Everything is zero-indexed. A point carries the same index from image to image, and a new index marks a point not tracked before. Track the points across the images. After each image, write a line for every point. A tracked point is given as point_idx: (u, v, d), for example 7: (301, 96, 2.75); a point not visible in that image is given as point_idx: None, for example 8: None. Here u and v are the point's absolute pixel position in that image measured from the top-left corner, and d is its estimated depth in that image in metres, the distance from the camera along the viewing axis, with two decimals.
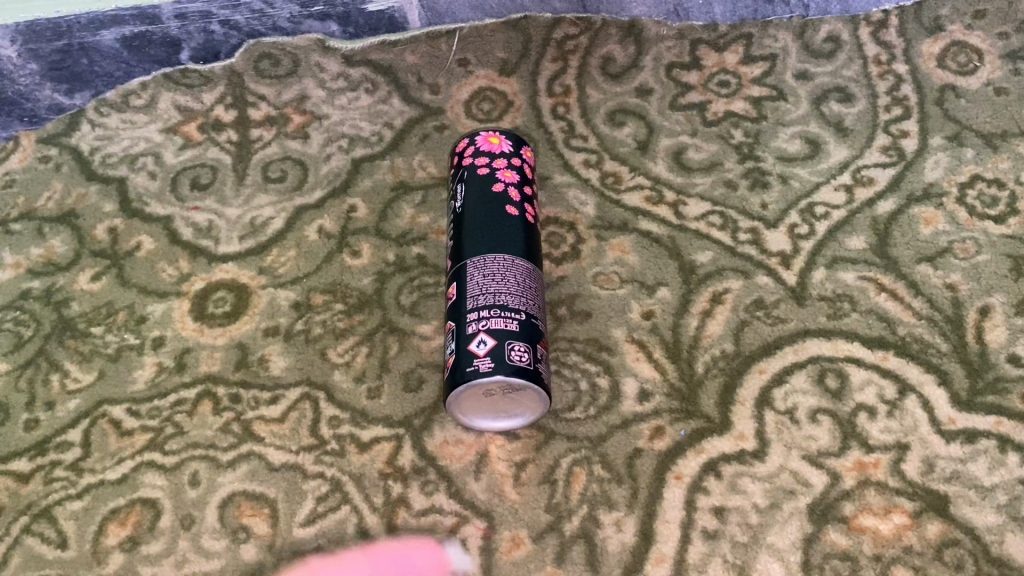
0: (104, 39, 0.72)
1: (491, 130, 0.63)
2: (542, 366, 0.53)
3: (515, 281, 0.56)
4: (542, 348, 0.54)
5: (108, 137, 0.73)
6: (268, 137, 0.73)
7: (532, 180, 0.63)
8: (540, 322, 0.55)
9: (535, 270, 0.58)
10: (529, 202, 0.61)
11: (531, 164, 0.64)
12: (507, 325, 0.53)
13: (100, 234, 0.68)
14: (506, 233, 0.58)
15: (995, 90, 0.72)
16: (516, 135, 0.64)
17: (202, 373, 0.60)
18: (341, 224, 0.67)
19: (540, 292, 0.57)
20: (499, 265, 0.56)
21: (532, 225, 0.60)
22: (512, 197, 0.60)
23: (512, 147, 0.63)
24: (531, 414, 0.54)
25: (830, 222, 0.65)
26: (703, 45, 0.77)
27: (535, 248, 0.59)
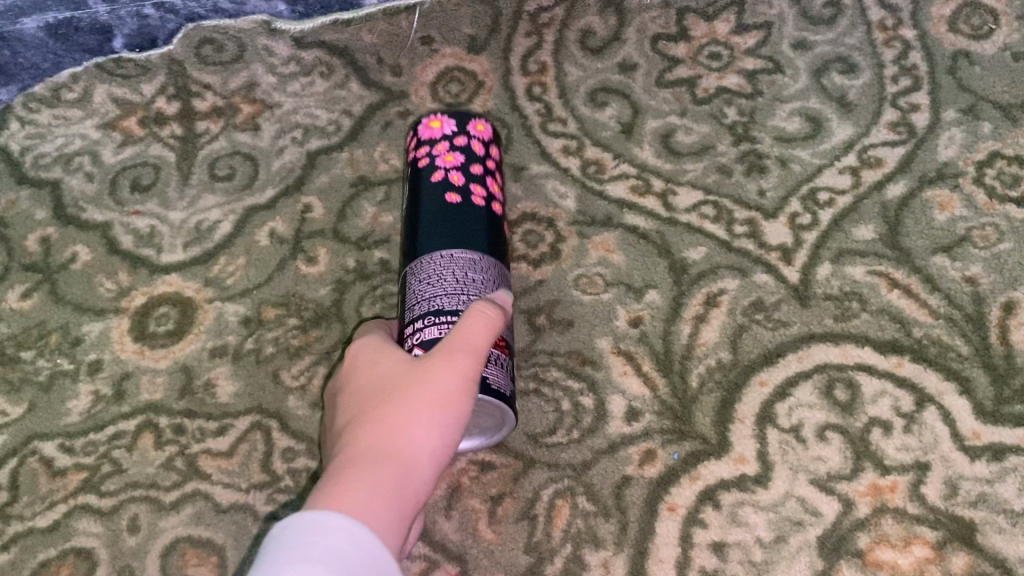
0: (25, 28, 0.65)
1: (435, 114, 0.57)
2: (489, 369, 0.45)
3: (453, 278, 0.48)
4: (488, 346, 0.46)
5: (39, 135, 0.66)
6: (215, 130, 0.66)
7: (485, 158, 0.55)
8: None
9: (481, 258, 0.50)
10: (477, 183, 0.54)
11: (487, 139, 0.56)
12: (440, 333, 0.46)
13: (32, 244, 0.61)
14: (444, 226, 0.51)
15: (1012, 55, 0.65)
16: (468, 110, 0.57)
17: (142, 402, 0.54)
18: (295, 227, 0.61)
19: (493, 281, 0.50)
20: (434, 265, 0.49)
21: (479, 209, 0.52)
22: (454, 183, 0.53)
23: (456, 127, 0.56)
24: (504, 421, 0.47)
25: (835, 210, 0.59)
26: (691, 14, 0.70)
27: (485, 234, 0.51)
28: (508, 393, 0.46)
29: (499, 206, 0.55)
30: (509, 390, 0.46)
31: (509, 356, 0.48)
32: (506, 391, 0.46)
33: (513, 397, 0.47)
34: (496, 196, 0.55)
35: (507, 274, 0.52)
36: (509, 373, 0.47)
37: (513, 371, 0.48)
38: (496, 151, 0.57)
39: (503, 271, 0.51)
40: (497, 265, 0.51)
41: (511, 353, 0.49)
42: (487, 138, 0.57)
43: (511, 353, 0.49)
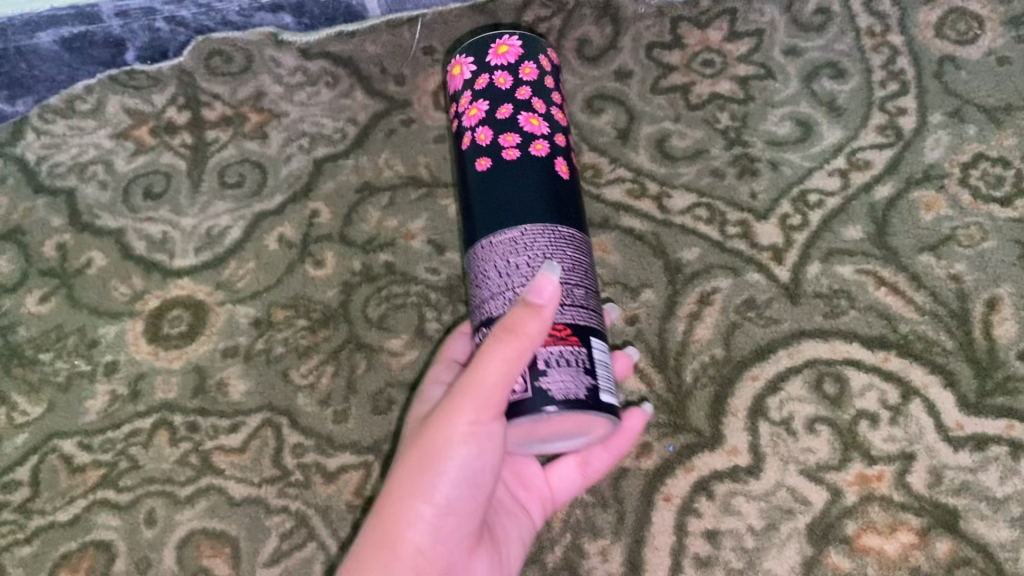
0: (41, 42, 0.68)
1: (456, 57, 0.55)
2: (549, 378, 0.42)
3: (499, 271, 0.46)
4: (547, 349, 0.43)
5: (55, 145, 0.69)
6: (224, 138, 0.68)
7: (513, 91, 0.52)
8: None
9: (521, 229, 0.46)
10: (506, 129, 0.50)
11: (513, 62, 0.53)
12: None
13: (49, 250, 0.64)
14: (478, 195, 0.49)
15: (998, 59, 0.67)
16: (486, 37, 0.54)
17: (158, 401, 0.57)
18: (303, 231, 0.63)
19: (543, 256, 0.46)
20: (480, 258, 0.47)
21: (509, 159, 0.49)
22: (482, 142, 0.50)
23: (475, 67, 0.53)
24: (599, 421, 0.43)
25: (824, 211, 0.61)
26: (684, 22, 0.72)
27: (522, 186, 0.48)
28: (586, 394, 0.42)
29: (545, 141, 0.50)
30: (586, 390, 0.43)
31: (584, 346, 0.44)
32: (583, 394, 0.42)
33: (595, 392, 0.43)
34: (534, 129, 0.51)
35: (566, 229, 0.47)
36: (584, 367, 0.43)
37: (592, 360, 0.44)
38: (535, 70, 0.53)
39: (557, 229, 0.47)
40: (542, 225, 0.46)
41: (589, 336, 0.45)
42: (511, 66, 0.53)
43: (589, 336, 0.45)
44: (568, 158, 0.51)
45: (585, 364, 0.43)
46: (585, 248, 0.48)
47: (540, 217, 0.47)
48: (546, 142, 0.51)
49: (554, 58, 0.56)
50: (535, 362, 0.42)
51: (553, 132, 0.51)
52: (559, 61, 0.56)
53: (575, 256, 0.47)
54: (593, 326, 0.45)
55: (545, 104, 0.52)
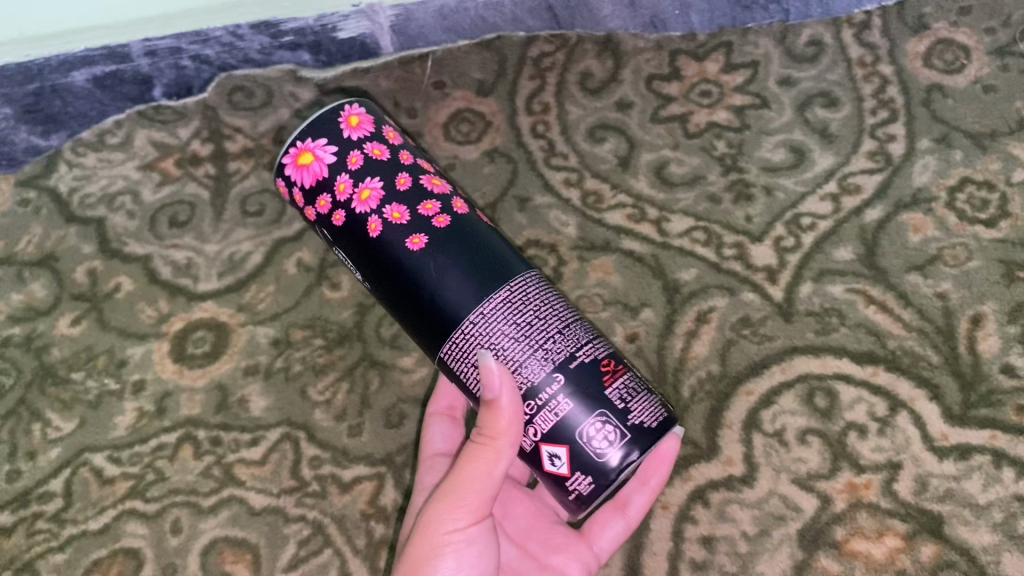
0: (76, 81, 0.72)
1: (300, 143, 0.51)
2: (635, 412, 0.46)
3: (508, 337, 0.46)
4: (616, 388, 0.46)
5: (85, 177, 0.73)
6: (245, 169, 0.72)
7: (395, 160, 0.51)
8: (586, 353, 0.47)
9: (508, 288, 0.47)
10: (421, 198, 0.50)
11: (374, 132, 0.51)
12: (560, 413, 0.46)
13: (80, 276, 0.67)
14: (428, 278, 0.47)
15: (983, 88, 0.70)
16: (329, 115, 0.51)
17: (182, 417, 0.60)
18: (320, 256, 0.66)
19: (544, 303, 0.48)
20: (471, 336, 0.46)
21: (444, 226, 0.49)
22: (401, 221, 0.49)
23: (335, 148, 0.50)
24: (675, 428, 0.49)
25: (816, 234, 0.64)
26: (682, 55, 0.76)
27: (469, 251, 0.48)
28: (665, 410, 0.47)
29: (456, 196, 0.51)
30: (664, 407, 0.48)
31: (629, 369, 0.48)
32: (663, 411, 0.47)
33: (666, 405, 0.48)
34: (437, 187, 0.51)
35: (530, 272, 0.49)
36: (645, 387, 0.48)
37: (643, 379, 0.49)
38: (394, 134, 0.53)
39: (528, 275, 0.49)
40: (519, 276, 0.48)
41: (624, 357, 0.49)
42: (372, 134, 0.51)
43: (624, 358, 0.49)
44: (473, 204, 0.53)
45: (641, 383, 0.48)
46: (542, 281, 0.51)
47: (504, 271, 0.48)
48: (456, 195, 0.52)
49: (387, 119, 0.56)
50: (615, 405, 0.46)
51: (450, 185, 0.53)
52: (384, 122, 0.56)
53: (556, 293, 0.49)
54: (614, 346, 0.49)
55: (424, 162, 0.53)
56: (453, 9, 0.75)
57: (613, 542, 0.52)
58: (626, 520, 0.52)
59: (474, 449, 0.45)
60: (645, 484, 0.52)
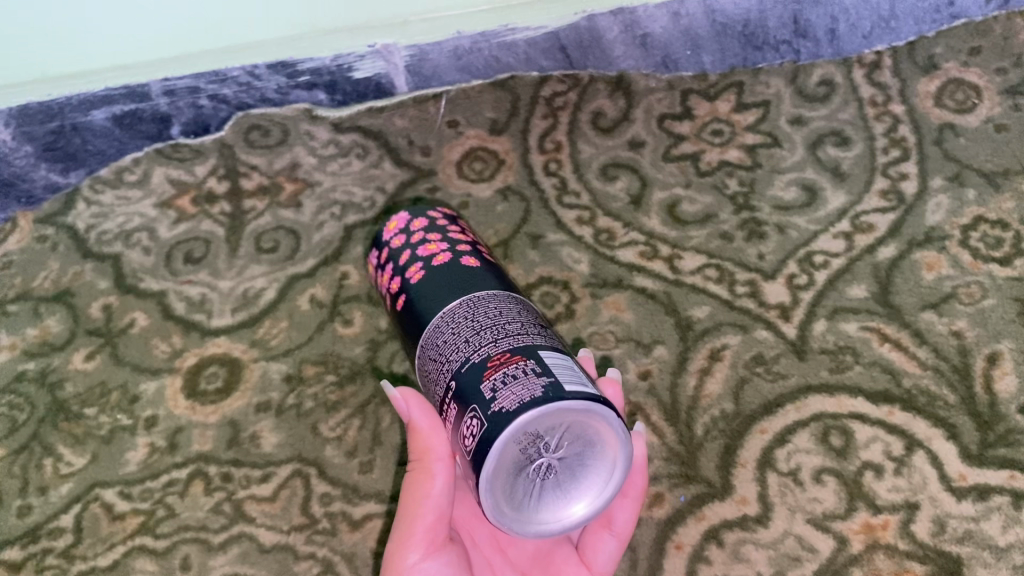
0: (95, 119, 0.73)
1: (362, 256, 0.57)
2: (499, 400, 0.40)
3: (433, 357, 0.46)
4: (492, 380, 0.41)
5: (103, 214, 0.74)
6: (261, 207, 0.73)
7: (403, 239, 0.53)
8: (478, 354, 0.43)
9: (438, 317, 0.47)
10: (408, 266, 0.51)
11: (400, 226, 0.54)
12: (451, 415, 0.44)
13: (95, 311, 0.68)
14: (408, 342, 0.50)
15: (995, 127, 0.70)
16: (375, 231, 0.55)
17: (194, 453, 0.60)
18: (333, 292, 0.67)
19: (464, 320, 0.46)
20: (423, 367, 0.48)
21: (417, 282, 0.50)
22: (394, 290, 0.52)
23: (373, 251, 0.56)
24: (574, 408, 0.40)
25: (830, 271, 0.64)
26: (693, 95, 0.76)
27: (433, 300, 0.48)
28: (543, 389, 0.40)
29: (447, 249, 0.51)
30: (541, 387, 0.40)
31: (532, 358, 0.42)
32: (541, 392, 0.40)
33: (554, 385, 0.40)
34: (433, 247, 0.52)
35: (471, 295, 0.47)
36: (534, 373, 0.41)
37: (546, 366, 0.42)
38: (422, 219, 0.54)
39: (472, 297, 0.47)
40: (456, 302, 0.47)
41: (535, 348, 0.43)
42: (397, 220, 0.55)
43: (534, 349, 0.43)
44: (477, 258, 0.51)
45: (533, 369, 0.41)
46: (512, 300, 0.48)
47: (448, 301, 0.48)
48: (446, 250, 0.51)
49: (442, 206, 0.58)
50: (483, 398, 0.41)
51: (454, 245, 0.52)
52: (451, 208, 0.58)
53: (495, 306, 0.46)
54: (539, 343, 0.44)
55: (438, 233, 0.53)
56: (467, 49, 0.75)
57: (611, 559, 0.52)
58: (617, 536, 0.52)
59: (410, 477, 0.45)
60: (628, 495, 0.51)
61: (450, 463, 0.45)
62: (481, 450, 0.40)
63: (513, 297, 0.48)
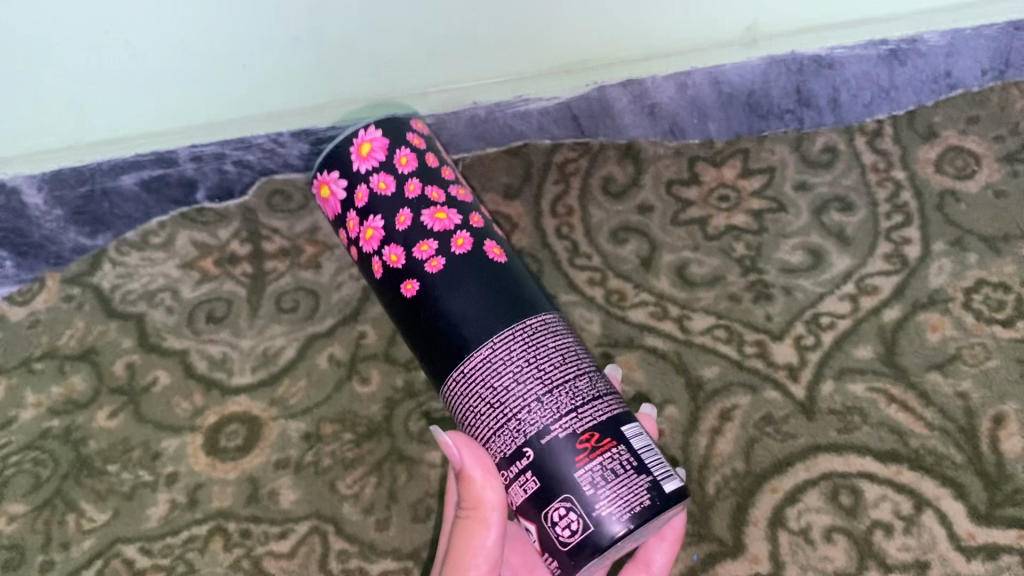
0: (124, 184, 0.75)
1: (321, 175, 0.58)
2: (606, 500, 0.47)
3: (489, 400, 0.50)
4: (591, 471, 0.47)
5: (127, 275, 0.76)
6: (281, 268, 0.75)
7: (402, 194, 0.56)
8: (562, 429, 0.48)
9: (491, 344, 0.50)
10: (418, 238, 0.54)
11: (382, 159, 0.56)
12: (528, 486, 0.48)
13: (118, 369, 0.70)
14: (417, 316, 0.54)
15: (995, 193, 0.72)
16: (342, 146, 0.57)
17: (214, 509, 0.62)
18: (351, 351, 0.69)
19: (529, 364, 0.49)
20: (461, 387, 0.51)
21: (437, 271, 0.53)
22: (399, 263, 0.55)
23: (347, 183, 0.57)
24: (671, 510, 0.48)
25: (835, 332, 0.65)
26: (701, 161, 0.78)
27: (463, 300, 0.52)
28: (649, 497, 0.47)
29: (462, 230, 0.55)
30: (649, 493, 0.47)
31: (620, 444, 0.48)
32: (648, 497, 0.47)
33: (656, 487, 0.47)
34: (445, 223, 0.55)
35: (523, 325, 0.51)
36: (632, 467, 0.48)
37: (637, 455, 0.48)
38: (411, 158, 0.57)
39: (522, 328, 0.51)
40: (506, 332, 0.51)
41: (619, 429, 0.49)
42: (380, 156, 0.56)
43: (619, 430, 0.49)
44: (489, 235, 0.56)
45: (630, 464, 0.48)
46: (552, 326, 0.52)
47: (493, 326, 0.51)
48: (461, 230, 0.55)
49: (418, 128, 0.59)
50: (582, 491, 0.47)
51: (461, 216, 0.56)
52: (420, 128, 0.60)
53: (551, 348, 0.50)
54: (614, 414, 0.50)
55: (438, 190, 0.57)
56: (483, 118, 0.78)
57: None
58: None
59: (464, 525, 0.50)
60: (664, 538, 0.53)
61: (503, 511, 0.50)
62: (589, 551, 0.46)
63: (551, 317, 0.53)
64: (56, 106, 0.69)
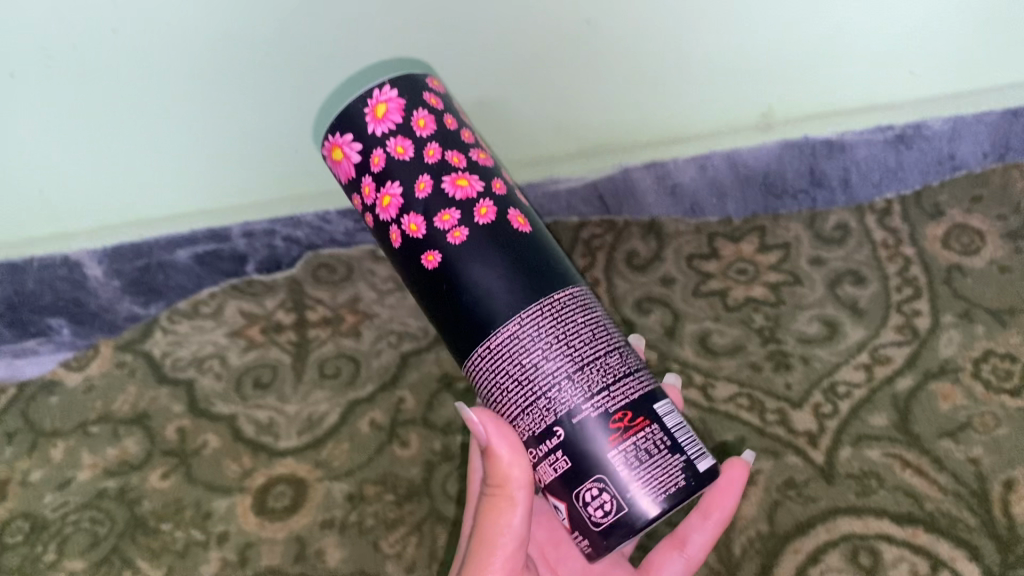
0: (179, 257, 0.80)
1: (331, 137, 0.53)
2: (640, 481, 0.49)
3: (518, 378, 0.50)
4: (624, 451, 0.50)
5: (177, 342, 0.81)
6: (324, 336, 0.79)
7: (422, 158, 0.52)
8: (593, 408, 0.49)
9: (519, 319, 0.50)
10: (440, 208, 0.52)
11: (399, 121, 0.52)
12: (559, 468, 0.50)
13: (170, 433, 0.74)
14: (439, 290, 0.52)
15: (999, 268, 0.76)
16: (355, 107, 0.52)
17: (263, 566, 0.65)
18: (391, 416, 0.72)
19: (558, 341, 0.50)
20: (486, 365, 0.51)
21: (461, 243, 0.51)
22: (420, 234, 0.52)
23: (361, 147, 0.52)
24: (703, 487, 0.51)
25: (852, 400, 0.69)
26: (720, 237, 0.83)
27: (490, 275, 0.51)
28: (685, 478, 0.50)
29: (485, 198, 0.52)
30: (682, 473, 0.50)
31: (655, 423, 0.51)
32: (683, 478, 0.50)
33: (689, 467, 0.51)
34: (468, 189, 0.52)
35: (552, 297, 0.51)
36: (667, 447, 0.50)
37: (670, 432, 0.51)
38: (428, 119, 0.53)
39: (550, 304, 0.51)
40: (534, 308, 0.50)
41: (652, 407, 0.51)
42: (397, 116, 0.52)
43: (653, 407, 0.51)
44: (512, 201, 0.54)
45: (663, 444, 0.50)
46: (578, 299, 0.52)
47: (520, 301, 0.50)
48: (484, 198, 0.53)
49: (434, 82, 0.55)
50: (616, 471, 0.49)
51: (484, 181, 0.53)
52: (433, 78, 0.56)
53: (580, 323, 0.51)
54: (643, 390, 0.51)
55: (458, 153, 0.53)
56: None
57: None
58: (686, 557, 0.60)
59: (491, 503, 0.51)
60: (708, 518, 0.59)
61: (529, 489, 0.50)
62: (623, 529, 0.50)
63: (577, 289, 0.53)
64: (132, 182, 0.77)
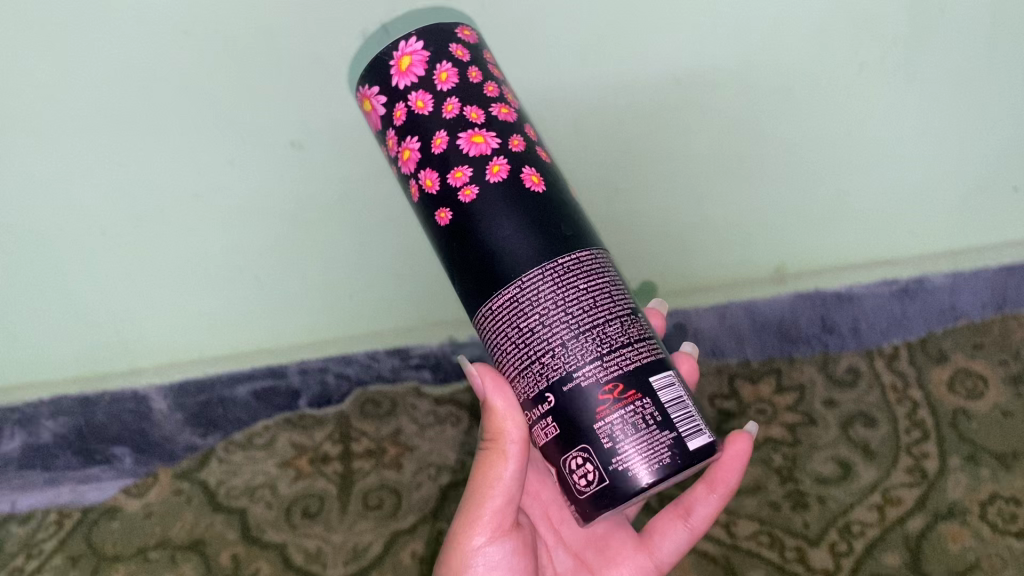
0: (239, 392, 0.87)
1: (363, 91, 0.55)
2: (626, 456, 0.50)
3: (516, 341, 0.51)
4: (610, 424, 0.50)
5: (231, 471, 0.86)
6: (367, 467, 0.85)
7: (440, 112, 0.52)
8: (584, 376, 0.50)
9: (519, 282, 0.50)
10: (454, 164, 0.52)
11: (423, 75, 0.52)
12: (550, 433, 0.52)
13: (224, 560, 0.82)
14: (450, 247, 0.53)
15: (1001, 412, 0.82)
16: (384, 59, 0.53)
17: None
18: (431, 547, 0.81)
19: (556, 305, 0.50)
20: (491, 325, 0.52)
21: (471, 200, 0.51)
22: (434, 189, 0.53)
23: (386, 100, 0.53)
24: (695, 465, 0.51)
25: (865, 540, 0.77)
26: (738, 378, 0.86)
27: (497, 234, 0.51)
28: (671, 455, 0.50)
29: (500, 156, 0.52)
30: (669, 451, 0.50)
31: (647, 397, 0.51)
32: (670, 458, 0.50)
33: (678, 446, 0.50)
34: (483, 145, 0.52)
35: (556, 262, 0.51)
36: (656, 423, 0.50)
37: (662, 408, 0.51)
38: (451, 72, 0.52)
39: (555, 270, 0.51)
40: (538, 272, 0.50)
41: (646, 380, 0.51)
42: (420, 69, 0.52)
43: (647, 381, 0.51)
44: (529, 158, 0.53)
45: (653, 419, 0.50)
46: (588, 265, 0.52)
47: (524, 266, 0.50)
48: (498, 155, 0.52)
49: (467, 35, 0.54)
50: (600, 444, 0.50)
51: (501, 138, 0.52)
52: (469, 31, 0.55)
53: (584, 289, 0.51)
54: (642, 362, 0.51)
55: (479, 108, 0.52)
56: None
57: (672, 546, 0.69)
58: (689, 530, 0.69)
59: (486, 455, 0.57)
60: (714, 491, 0.67)
61: (521, 444, 0.55)
62: (606, 500, 0.50)
63: (590, 254, 0.52)
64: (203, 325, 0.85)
